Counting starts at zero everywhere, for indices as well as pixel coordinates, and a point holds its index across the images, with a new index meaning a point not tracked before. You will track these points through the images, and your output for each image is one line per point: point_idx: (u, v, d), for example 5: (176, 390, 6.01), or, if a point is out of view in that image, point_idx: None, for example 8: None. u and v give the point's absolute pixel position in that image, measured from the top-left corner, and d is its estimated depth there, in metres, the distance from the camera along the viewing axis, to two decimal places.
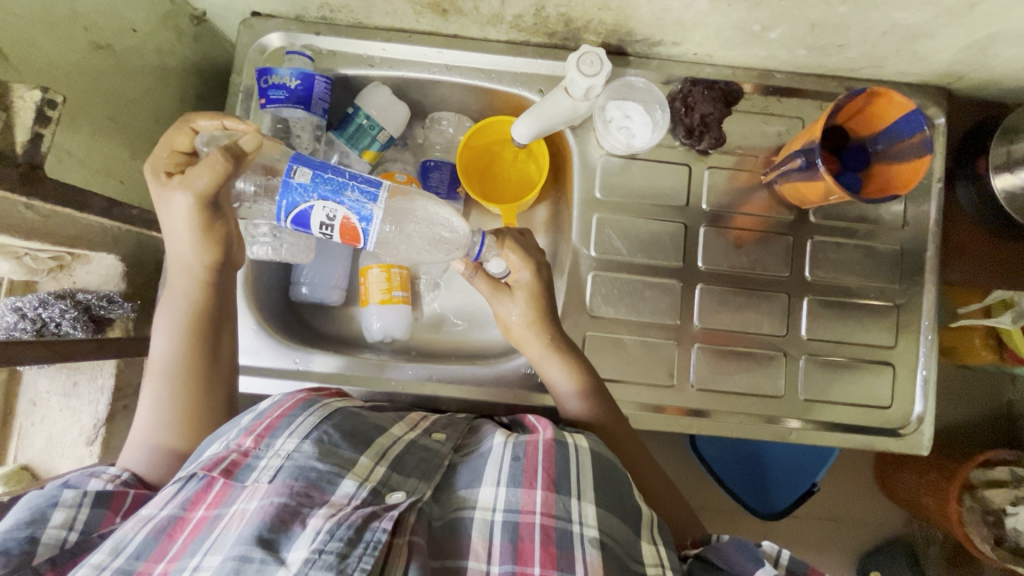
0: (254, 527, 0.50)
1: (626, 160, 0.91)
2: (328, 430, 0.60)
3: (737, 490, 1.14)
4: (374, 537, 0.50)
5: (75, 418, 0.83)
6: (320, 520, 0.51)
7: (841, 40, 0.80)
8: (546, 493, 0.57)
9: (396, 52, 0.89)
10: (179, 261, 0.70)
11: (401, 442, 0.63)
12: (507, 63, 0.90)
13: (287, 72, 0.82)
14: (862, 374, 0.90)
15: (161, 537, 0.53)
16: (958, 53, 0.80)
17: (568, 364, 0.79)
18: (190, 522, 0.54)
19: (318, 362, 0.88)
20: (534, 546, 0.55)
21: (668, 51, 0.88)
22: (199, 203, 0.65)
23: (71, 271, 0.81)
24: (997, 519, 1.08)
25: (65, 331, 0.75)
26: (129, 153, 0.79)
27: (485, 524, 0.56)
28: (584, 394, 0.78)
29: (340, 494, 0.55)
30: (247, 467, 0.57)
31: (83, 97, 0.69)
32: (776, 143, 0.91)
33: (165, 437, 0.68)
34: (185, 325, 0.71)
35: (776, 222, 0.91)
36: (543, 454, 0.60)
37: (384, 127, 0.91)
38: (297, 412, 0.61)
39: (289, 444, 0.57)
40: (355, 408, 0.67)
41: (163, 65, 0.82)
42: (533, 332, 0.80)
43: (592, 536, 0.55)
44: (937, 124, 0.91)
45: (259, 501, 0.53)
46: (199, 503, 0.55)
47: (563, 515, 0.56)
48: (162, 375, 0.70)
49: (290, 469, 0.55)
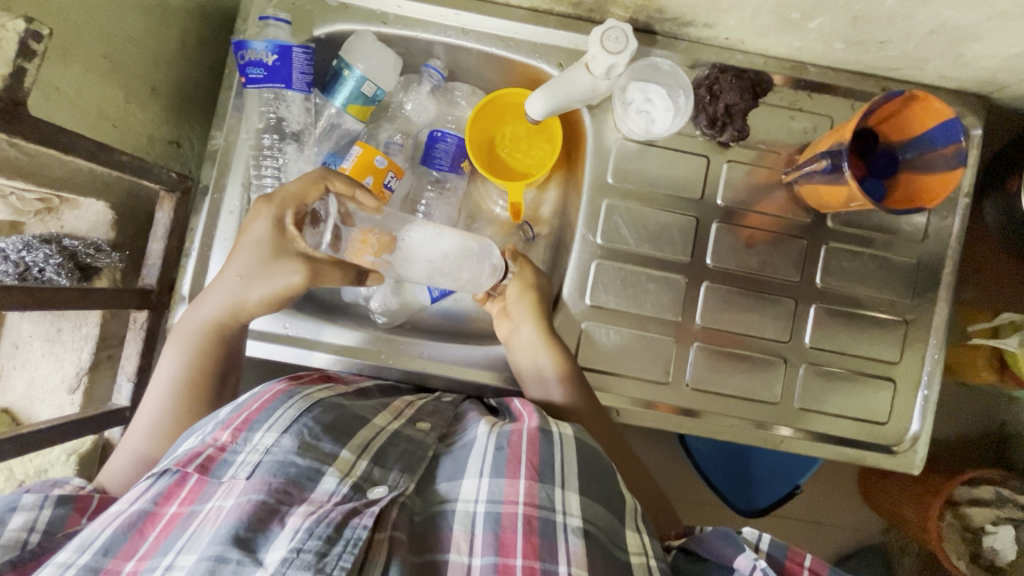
0: (230, 525, 0.51)
1: (642, 146, 0.87)
2: (308, 422, 0.61)
3: (720, 487, 1.13)
4: (354, 534, 0.52)
5: (58, 364, 0.81)
6: (299, 519, 0.52)
7: (884, 36, 0.75)
8: (529, 482, 0.58)
9: (411, 11, 0.85)
10: (189, 321, 0.76)
11: (384, 434, 0.65)
12: (528, 32, 0.85)
13: (262, 46, 0.76)
14: (860, 387, 0.88)
15: (130, 533, 0.54)
16: (1006, 61, 0.75)
17: (550, 346, 0.82)
18: (162, 518, 0.56)
19: (323, 333, 0.86)
20: (516, 536, 0.55)
21: (698, 32, 0.83)
22: (275, 223, 0.73)
23: (58, 215, 0.78)
24: (974, 538, 1.07)
25: (49, 278, 0.73)
26: (125, 96, 0.75)
27: (467, 516, 0.57)
28: (562, 378, 0.80)
29: (321, 491, 0.56)
30: (223, 462, 0.58)
31: (74, 30, 0.64)
32: (801, 141, 0.87)
33: (174, 389, 0.74)
34: (195, 342, 0.76)
35: (791, 224, 0.88)
36: (526, 444, 0.61)
37: (370, 78, 0.82)
38: (275, 406, 0.63)
39: (267, 439, 0.59)
40: (337, 398, 0.68)
41: (163, 4, 0.77)
42: (531, 324, 0.83)
43: (575, 525, 0.56)
44: (973, 134, 0.86)
45: (235, 499, 0.54)
46: (172, 498, 0.57)
47: (547, 505, 0.57)
48: (200, 338, 0.76)
49: (269, 465, 0.56)
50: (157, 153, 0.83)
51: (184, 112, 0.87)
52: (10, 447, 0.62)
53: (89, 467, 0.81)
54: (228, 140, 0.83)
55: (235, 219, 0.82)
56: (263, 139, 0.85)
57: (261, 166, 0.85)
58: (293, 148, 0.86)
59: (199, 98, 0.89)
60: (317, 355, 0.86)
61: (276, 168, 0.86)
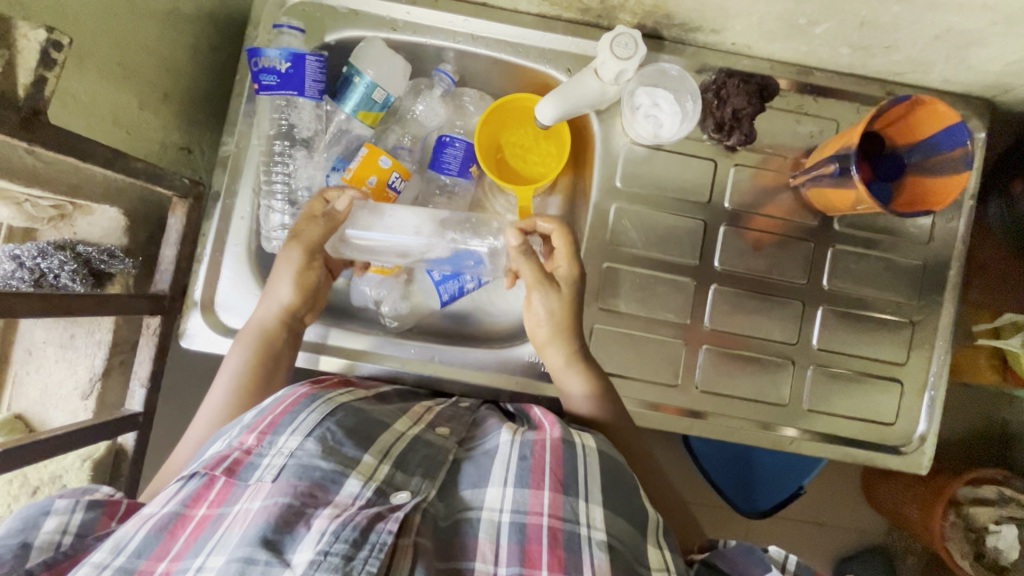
0: (258, 527, 0.52)
1: (650, 150, 0.88)
2: (331, 427, 0.62)
3: (726, 488, 1.14)
4: (380, 539, 0.52)
5: (71, 370, 0.82)
6: (326, 521, 0.53)
7: (890, 41, 0.76)
8: (553, 494, 0.58)
9: (421, 17, 0.86)
10: (253, 322, 0.79)
11: (404, 439, 0.65)
12: (536, 38, 0.86)
13: (275, 54, 0.77)
14: (867, 388, 0.88)
15: (163, 534, 0.55)
16: (1010, 65, 0.76)
17: (584, 366, 0.80)
18: (191, 520, 0.56)
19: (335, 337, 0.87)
20: (541, 549, 0.56)
21: (705, 38, 0.84)
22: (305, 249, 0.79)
23: (72, 221, 0.78)
24: (978, 537, 1.07)
25: (64, 284, 0.74)
26: (138, 103, 0.75)
27: (492, 524, 0.58)
28: (593, 396, 0.79)
29: (345, 494, 0.56)
30: (250, 465, 0.59)
31: (90, 39, 0.65)
32: (807, 144, 0.88)
33: (235, 383, 0.75)
34: (255, 341, 0.77)
35: (798, 226, 0.88)
36: (550, 454, 0.62)
37: (380, 85, 0.83)
38: (299, 410, 0.63)
39: (291, 442, 0.59)
40: (357, 403, 0.69)
41: (176, 11, 0.77)
42: (559, 344, 0.80)
43: (599, 540, 0.56)
44: (977, 137, 0.87)
45: (262, 501, 0.55)
46: (202, 500, 0.57)
47: (571, 517, 0.57)
48: (255, 342, 0.77)
49: (295, 467, 0.57)
50: (169, 159, 0.83)
51: (195, 118, 0.87)
52: (26, 454, 0.62)
53: (102, 473, 0.81)
54: (239, 146, 0.84)
55: (247, 225, 0.84)
56: (274, 146, 0.85)
57: (271, 172, 0.85)
58: (303, 154, 0.86)
59: (209, 104, 0.90)
60: (328, 359, 0.86)
61: (287, 174, 0.86)
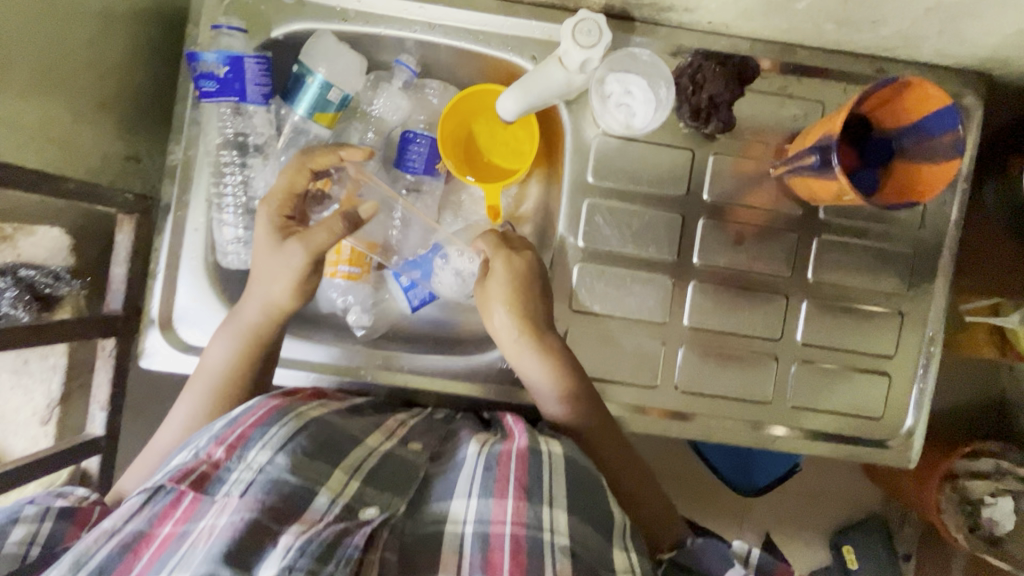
0: (221, 544, 0.51)
1: (623, 141, 0.83)
2: (302, 441, 0.60)
3: (721, 466, 1.12)
4: (346, 553, 0.52)
5: (28, 396, 0.80)
6: (292, 537, 0.52)
7: (876, 16, 0.70)
8: (517, 503, 0.57)
9: (372, 6, 0.80)
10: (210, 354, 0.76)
11: (374, 455, 0.64)
12: (497, 23, 0.80)
13: (212, 58, 0.72)
14: (854, 380, 0.85)
15: (125, 553, 0.53)
16: (1008, 37, 0.70)
17: (549, 365, 0.74)
18: (156, 538, 0.54)
19: (305, 350, 0.84)
20: (504, 555, 0.54)
21: (679, 17, 0.78)
22: (310, 257, 0.72)
23: (13, 242, 0.74)
24: (973, 509, 1.05)
25: (8, 312, 0.73)
26: (71, 115, 0.71)
27: (456, 537, 0.56)
28: (564, 397, 0.74)
29: (313, 511, 0.56)
30: (217, 479, 0.57)
31: (4, 51, 0.60)
32: (791, 129, 0.83)
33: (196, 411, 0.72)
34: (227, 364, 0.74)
35: (781, 217, 0.84)
36: (515, 463, 0.60)
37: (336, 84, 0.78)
38: (270, 422, 0.61)
39: (261, 457, 0.58)
40: (330, 416, 0.67)
41: (106, 12, 0.72)
42: (526, 339, 0.74)
43: (563, 544, 0.55)
44: (973, 114, 0.82)
45: (229, 517, 0.53)
46: (166, 518, 0.55)
47: (534, 523, 0.56)
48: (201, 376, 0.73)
49: (263, 483, 0.56)
50: (114, 171, 0.79)
51: (140, 125, 0.83)
52: None
53: None
54: (187, 154, 0.79)
55: (201, 237, 0.79)
56: (222, 156, 0.81)
57: (222, 183, 0.81)
58: (258, 161, 0.82)
59: (156, 110, 0.85)
60: (293, 373, 0.84)
61: (240, 183, 0.82)
